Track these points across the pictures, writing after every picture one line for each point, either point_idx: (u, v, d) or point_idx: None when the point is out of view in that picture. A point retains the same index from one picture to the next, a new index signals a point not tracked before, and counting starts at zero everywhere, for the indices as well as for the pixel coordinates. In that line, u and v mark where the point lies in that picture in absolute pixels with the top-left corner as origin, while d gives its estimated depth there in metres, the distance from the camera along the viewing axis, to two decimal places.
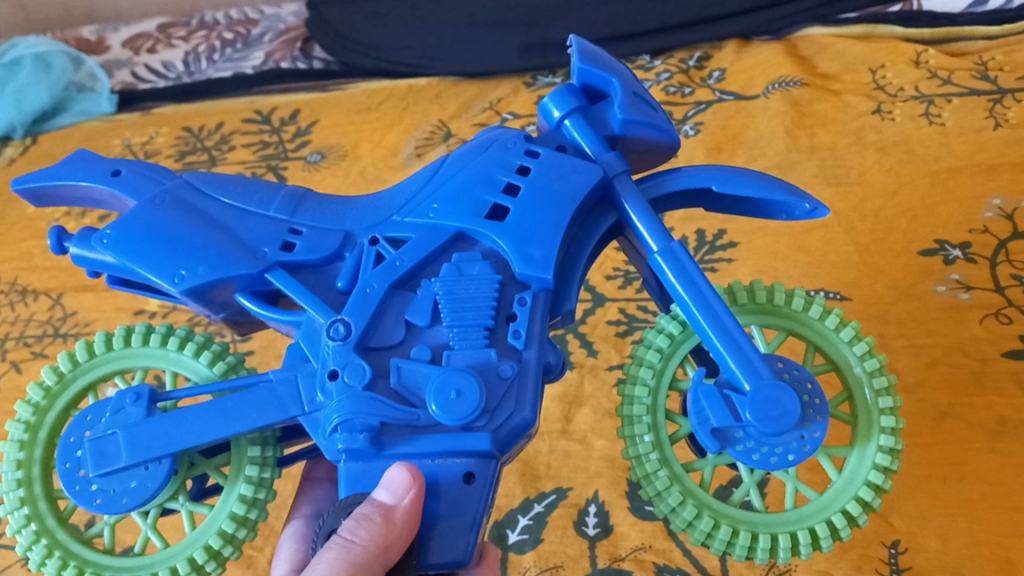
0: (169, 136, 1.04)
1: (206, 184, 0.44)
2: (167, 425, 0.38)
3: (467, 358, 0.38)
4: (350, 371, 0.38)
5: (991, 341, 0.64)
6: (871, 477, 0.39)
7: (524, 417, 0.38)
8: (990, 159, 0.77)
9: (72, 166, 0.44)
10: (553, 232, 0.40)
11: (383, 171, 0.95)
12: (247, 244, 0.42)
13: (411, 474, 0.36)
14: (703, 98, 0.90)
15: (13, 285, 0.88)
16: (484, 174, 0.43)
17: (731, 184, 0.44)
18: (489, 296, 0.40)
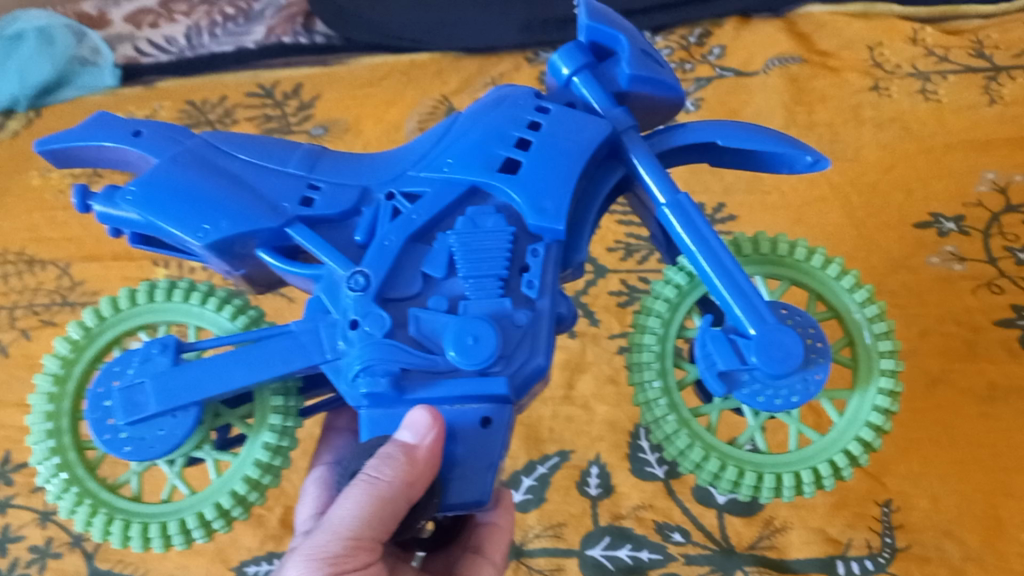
0: (173, 109, 1.05)
1: (224, 143, 0.46)
2: (195, 372, 0.39)
3: (483, 308, 0.40)
4: (370, 320, 0.39)
5: (983, 310, 0.66)
6: (871, 419, 0.41)
7: (538, 363, 0.40)
8: (984, 136, 0.78)
9: (95, 126, 0.46)
10: (563, 186, 0.42)
11: (386, 145, 0.97)
12: (267, 199, 0.43)
13: (432, 416, 0.38)
14: (704, 75, 0.91)
15: (21, 254, 0.89)
16: (495, 131, 0.44)
17: (738, 139, 0.46)
18: (504, 247, 0.41)
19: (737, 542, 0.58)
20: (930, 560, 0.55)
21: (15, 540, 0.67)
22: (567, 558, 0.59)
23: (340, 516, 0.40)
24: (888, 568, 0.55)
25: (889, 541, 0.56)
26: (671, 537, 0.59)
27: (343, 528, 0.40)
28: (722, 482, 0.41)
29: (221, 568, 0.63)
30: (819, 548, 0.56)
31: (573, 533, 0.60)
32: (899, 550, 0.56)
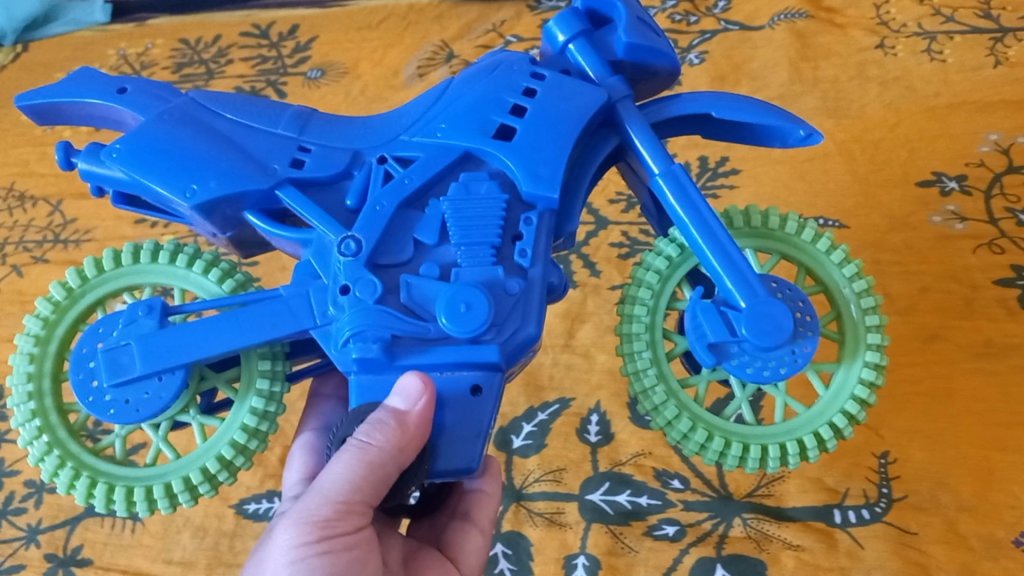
0: (165, 48, 1.02)
1: (212, 102, 0.44)
2: (181, 334, 0.38)
3: (475, 275, 0.38)
4: (361, 286, 0.38)
5: (982, 269, 0.66)
6: (856, 391, 0.41)
7: (530, 333, 0.38)
8: (989, 96, 0.78)
9: (77, 82, 0.44)
10: (558, 155, 0.41)
11: (384, 90, 0.95)
12: (257, 160, 0.42)
13: (422, 382, 0.36)
14: (709, 28, 0.90)
15: (10, 190, 0.88)
16: (490, 97, 0.43)
17: (732, 111, 0.45)
18: (496, 214, 0.40)
19: (735, 490, 0.58)
20: (925, 509, 0.55)
21: (8, 475, 0.66)
22: (566, 503, 0.59)
23: (327, 481, 0.38)
24: (883, 517, 0.56)
25: (886, 492, 0.57)
26: (670, 484, 0.59)
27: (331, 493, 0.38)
28: (709, 453, 0.41)
29: (219, 506, 0.63)
30: (816, 497, 0.57)
31: (573, 479, 0.60)
32: (895, 500, 0.56)
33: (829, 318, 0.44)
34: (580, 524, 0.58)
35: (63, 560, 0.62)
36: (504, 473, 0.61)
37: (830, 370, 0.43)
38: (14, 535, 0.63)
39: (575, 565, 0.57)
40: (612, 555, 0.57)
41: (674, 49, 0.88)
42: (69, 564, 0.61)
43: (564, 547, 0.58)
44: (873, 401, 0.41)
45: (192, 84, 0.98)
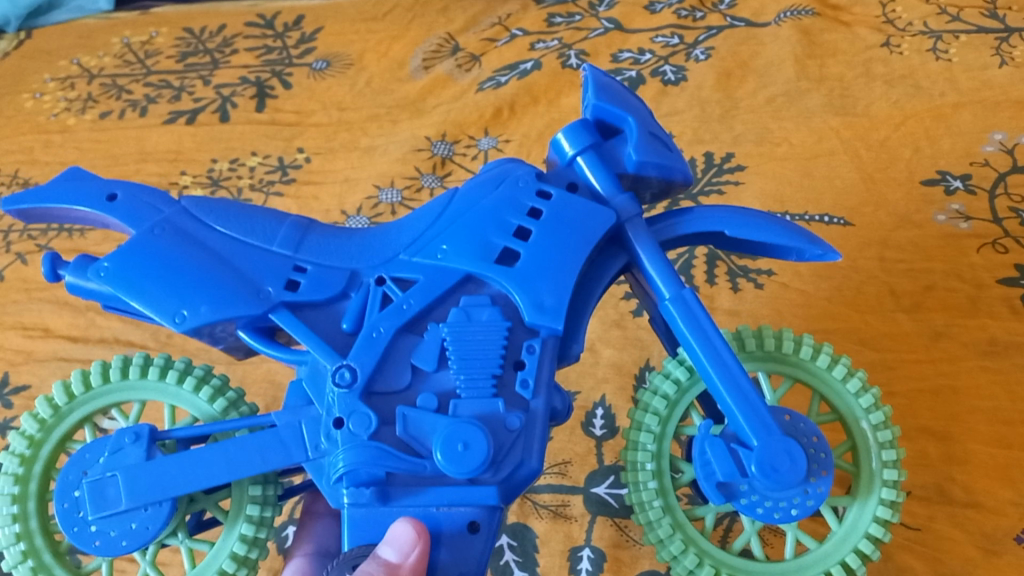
0: (169, 37, 1.02)
1: (206, 214, 0.43)
2: (169, 468, 0.38)
3: (474, 409, 0.38)
4: (355, 420, 0.38)
5: (987, 268, 0.67)
6: (872, 530, 0.41)
7: (532, 468, 0.38)
8: (994, 96, 0.78)
9: (67, 187, 0.43)
10: (564, 278, 0.40)
11: (390, 82, 0.94)
12: (250, 280, 0.41)
13: (415, 531, 0.36)
14: (715, 23, 0.90)
15: (14, 177, 0.88)
16: (494, 213, 0.42)
17: (746, 229, 0.44)
18: (497, 344, 0.39)
19: None
20: (930, 503, 0.56)
21: None
22: (572, 495, 0.60)
23: None
24: None
25: None
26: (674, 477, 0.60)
27: None
28: None
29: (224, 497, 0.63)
30: None
31: (578, 471, 0.61)
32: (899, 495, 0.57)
33: (844, 449, 0.43)
34: (586, 516, 0.59)
35: None
36: None
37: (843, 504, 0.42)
38: None
39: (580, 557, 0.57)
40: (617, 547, 0.57)
41: (680, 45, 0.89)
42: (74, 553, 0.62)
43: (570, 538, 0.58)
44: (887, 540, 0.41)
45: (197, 73, 0.97)
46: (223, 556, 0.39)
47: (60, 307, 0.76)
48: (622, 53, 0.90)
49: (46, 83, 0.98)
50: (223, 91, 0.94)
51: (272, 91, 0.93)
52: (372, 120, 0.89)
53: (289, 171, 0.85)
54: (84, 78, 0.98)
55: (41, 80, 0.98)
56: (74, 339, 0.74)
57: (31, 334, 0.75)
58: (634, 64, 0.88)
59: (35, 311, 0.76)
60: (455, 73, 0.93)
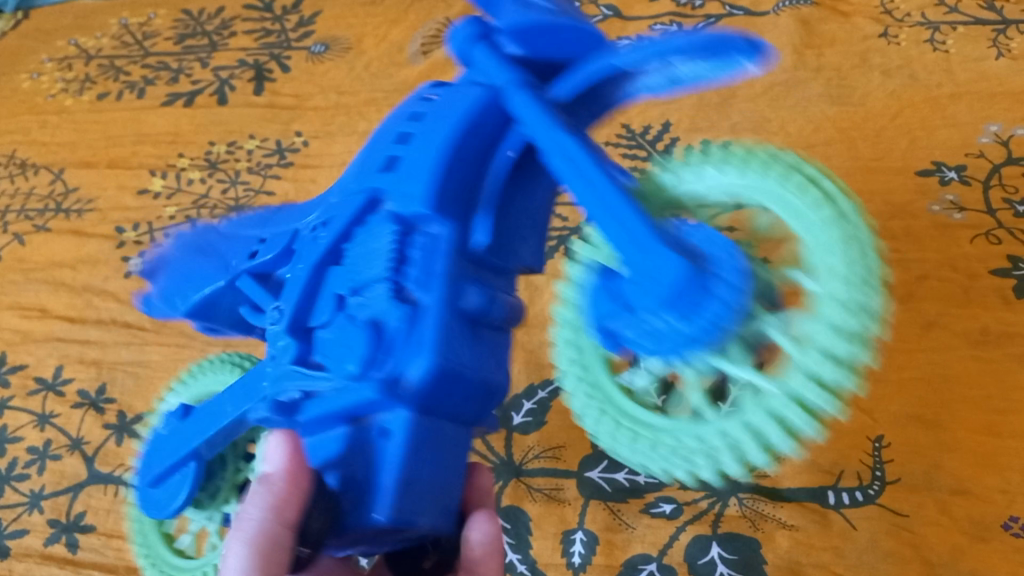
0: (167, 18, 1.02)
1: (224, 222, 0.51)
2: (186, 432, 0.47)
3: (371, 312, 0.38)
4: (281, 347, 0.40)
5: (980, 258, 0.67)
6: None
7: (409, 365, 0.36)
8: (991, 87, 0.78)
9: (176, 253, 0.52)
10: (442, 163, 0.38)
11: (388, 68, 0.92)
12: (228, 259, 0.49)
13: (287, 437, 0.42)
14: (713, 12, 0.90)
15: (12, 158, 0.89)
16: (384, 134, 0.41)
17: (649, 48, 0.35)
18: (385, 244, 0.38)
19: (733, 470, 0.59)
20: (918, 490, 0.56)
21: (13, 441, 0.68)
22: (565, 479, 0.61)
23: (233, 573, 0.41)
24: (877, 500, 0.57)
25: (879, 475, 0.57)
26: None
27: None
28: None
29: None
30: (810, 478, 0.58)
31: (572, 456, 0.61)
32: (889, 483, 0.57)
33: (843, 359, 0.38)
34: (579, 500, 0.60)
35: (67, 527, 0.63)
36: (504, 449, 0.63)
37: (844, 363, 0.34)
38: (18, 501, 0.65)
39: (573, 540, 0.58)
40: (610, 531, 0.58)
41: (679, 33, 0.89)
42: (73, 531, 0.63)
43: (563, 522, 0.59)
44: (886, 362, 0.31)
45: (195, 55, 0.97)
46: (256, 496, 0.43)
47: (57, 288, 0.76)
48: None
49: (44, 64, 0.98)
50: (221, 74, 0.94)
51: (271, 75, 0.93)
52: (370, 104, 0.88)
53: (286, 155, 0.85)
54: (81, 59, 0.97)
55: (39, 61, 0.98)
56: (71, 320, 0.74)
57: (29, 314, 0.75)
58: None
59: (32, 291, 0.76)
60: None
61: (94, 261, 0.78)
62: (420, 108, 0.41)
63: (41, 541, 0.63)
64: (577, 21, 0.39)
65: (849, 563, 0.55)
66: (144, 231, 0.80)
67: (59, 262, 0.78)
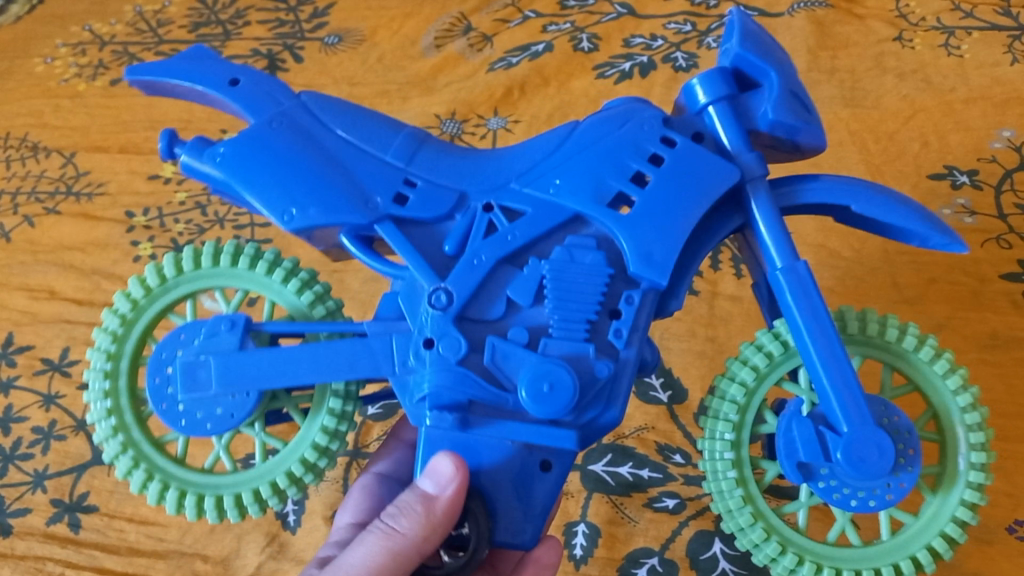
0: (182, 7, 1.01)
1: (323, 112, 0.44)
2: (261, 360, 0.40)
3: (561, 350, 0.39)
4: (445, 343, 0.39)
5: (991, 263, 0.67)
6: (959, 513, 0.40)
7: (612, 417, 0.40)
8: (1005, 93, 0.78)
9: (188, 63, 0.45)
10: (668, 234, 0.40)
11: (401, 60, 0.93)
12: (361, 189, 0.42)
13: (455, 466, 0.37)
14: (727, 12, 0.90)
15: (24, 140, 0.88)
16: (612, 155, 0.42)
17: (356, 130, 0.44)
18: (595, 290, 0.40)
19: None
20: None
21: (17, 421, 0.68)
22: (568, 472, 0.61)
23: (351, 561, 0.41)
24: None
25: None
26: (672, 458, 0.60)
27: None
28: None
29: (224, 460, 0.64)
30: None
31: (576, 449, 0.62)
32: None
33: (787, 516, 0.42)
34: (582, 493, 0.60)
35: (69, 506, 0.63)
36: None
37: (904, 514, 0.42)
38: (22, 480, 0.65)
39: (575, 532, 0.58)
40: (613, 524, 0.58)
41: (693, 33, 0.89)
42: (75, 510, 0.63)
43: (566, 514, 0.59)
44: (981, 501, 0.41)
45: (208, 43, 0.96)
46: (293, 459, 0.41)
47: (65, 270, 0.76)
48: (634, 39, 0.90)
49: (58, 48, 0.98)
50: (234, 62, 0.94)
51: (284, 64, 0.93)
52: (382, 96, 0.90)
53: None
54: (95, 45, 0.98)
55: (53, 46, 0.98)
56: (80, 302, 0.74)
57: (37, 295, 0.75)
58: (645, 49, 0.88)
59: (40, 273, 0.76)
60: (467, 54, 0.92)
61: (103, 244, 0.78)
62: (654, 144, 0.42)
63: (43, 520, 0.63)
64: (381, 157, 0.43)
65: None
66: (154, 215, 0.80)
67: (69, 245, 0.78)
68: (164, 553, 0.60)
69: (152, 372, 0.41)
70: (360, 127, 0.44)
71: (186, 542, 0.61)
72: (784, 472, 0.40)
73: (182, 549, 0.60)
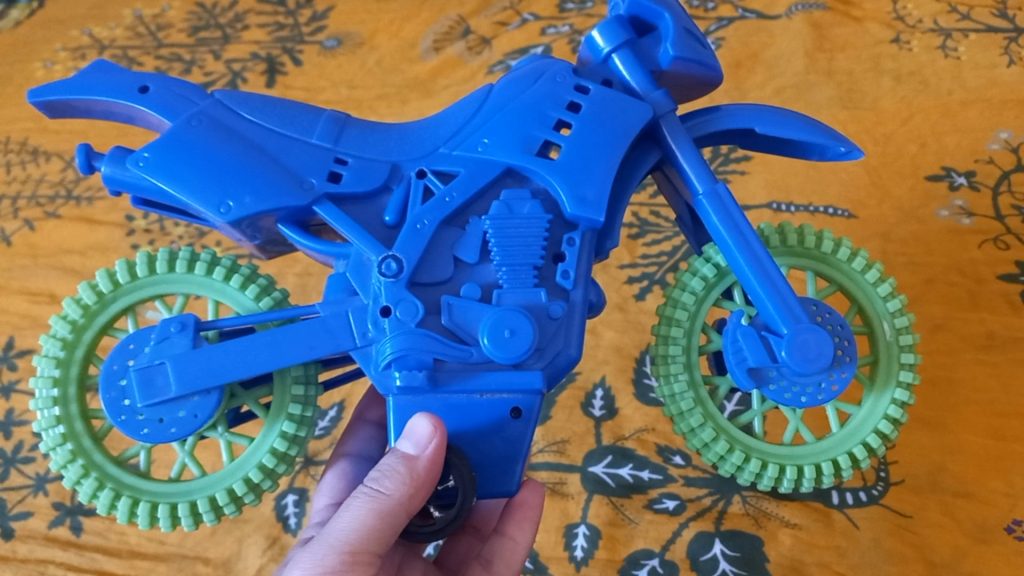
0: (181, 10, 1.01)
1: (239, 105, 0.44)
2: (219, 355, 0.39)
3: (517, 299, 0.40)
4: (403, 308, 0.39)
5: (988, 263, 0.67)
6: (889, 411, 0.44)
7: (571, 355, 0.41)
8: (1001, 95, 0.78)
9: (95, 74, 0.44)
10: (605, 176, 0.42)
11: (400, 63, 0.93)
12: (294, 173, 0.42)
13: (433, 425, 0.37)
14: (726, 14, 0.88)
15: (24, 144, 0.88)
16: (536, 110, 0.43)
17: (271, 116, 0.43)
18: (540, 235, 0.41)
19: None
20: (920, 493, 0.57)
21: (18, 424, 0.68)
22: (569, 474, 0.61)
23: (336, 528, 0.40)
24: (880, 500, 0.57)
25: (883, 475, 0.58)
26: (671, 460, 0.61)
27: (339, 543, 0.40)
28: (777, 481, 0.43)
29: None
30: None
31: (576, 451, 0.62)
32: (892, 483, 0.58)
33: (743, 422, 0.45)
34: (582, 494, 0.60)
35: (70, 510, 0.63)
36: None
37: (849, 411, 0.46)
38: (23, 483, 0.65)
39: (576, 535, 0.59)
40: (613, 525, 0.59)
41: None
42: (77, 514, 0.63)
43: (566, 515, 0.59)
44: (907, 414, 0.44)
45: (208, 47, 0.96)
46: (264, 451, 0.40)
47: (66, 274, 0.77)
48: None
49: (57, 53, 0.98)
50: (234, 66, 0.94)
51: (283, 68, 0.93)
52: (381, 99, 0.90)
53: None
54: (95, 50, 0.98)
55: (52, 50, 0.98)
56: None
57: (37, 299, 0.75)
58: None
59: (40, 277, 0.77)
60: (465, 57, 0.92)
61: (104, 249, 0.78)
62: (570, 95, 0.44)
63: (44, 523, 0.63)
64: (304, 138, 0.43)
65: (853, 563, 0.55)
66: (154, 218, 0.80)
67: (69, 249, 0.78)
68: (165, 555, 0.61)
69: (105, 387, 0.39)
70: (279, 113, 0.44)
71: (187, 545, 0.61)
72: (738, 380, 0.41)
73: (183, 552, 0.61)
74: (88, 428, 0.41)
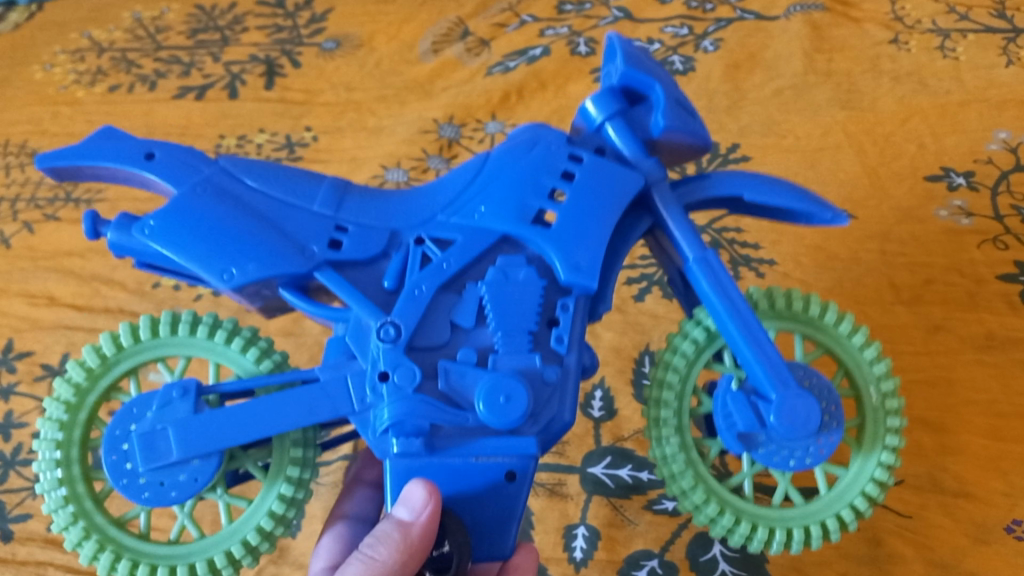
0: (180, 13, 1.01)
1: (243, 172, 0.44)
2: (219, 420, 0.39)
3: (513, 363, 0.40)
4: (400, 373, 0.39)
5: (987, 264, 0.67)
6: (877, 475, 0.44)
7: (566, 420, 0.41)
8: (999, 95, 0.78)
9: (103, 140, 0.43)
10: (597, 241, 0.42)
11: (399, 65, 0.93)
12: (295, 240, 0.42)
13: (428, 490, 0.38)
14: (724, 16, 0.89)
15: (23, 147, 0.88)
16: (531, 177, 0.44)
17: (275, 182, 0.44)
18: (535, 300, 0.41)
19: None
20: (921, 493, 0.57)
21: (18, 426, 0.68)
22: (568, 475, 0.61)
23: None
24: (880, 500, 0.57)
25: None
26: None
27: None
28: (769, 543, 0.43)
29: None
30: None
31: (575, 453, 0.62)
32: (891, 484, 0.58)
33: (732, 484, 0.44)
34: (582, 495, 0.60)
35: None
36: None
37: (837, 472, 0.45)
38: (23, 486, 0.65)
39: (575, 535, 0.59)
40: (612, 526, 0.59)
41: (689, 36, 0.88)
42: None
43: (565, 517, 0.59)
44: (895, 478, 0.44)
45: (207, 50, 0.96)
46: (262, 514, 0.40)
47: (65, 277, 0.76)
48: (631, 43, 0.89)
49: (57, 55, 0.98)
50: (233, 68, 0.94)
51: (282, 70, 0.93)
52: (381, 101, 0.90)
53: (296, 149, 0.86)
54: (94, 52, 0.98)
55: (51, 53, 0.98)
56: (79, 308, 0.74)
57: (36, 301, 0.75)
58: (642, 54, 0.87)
59: (39, 280, 0.77)
60: (464, 59, 0.92)
61: (102, 251, 0.78)
62: (565, 163, 0.44)
63: (43, 525, 0.63)
64: (305, 205, 0.43)
65: (853, 563, 0.55)
66: None
67: (68, 251, 0.78)
68: None
69: (106, 450, 0.39)
70: (281, 179, 0.44)
71: None
72: (727, 444, 0.42)
73: None
74: (90, 489, 0.40)
